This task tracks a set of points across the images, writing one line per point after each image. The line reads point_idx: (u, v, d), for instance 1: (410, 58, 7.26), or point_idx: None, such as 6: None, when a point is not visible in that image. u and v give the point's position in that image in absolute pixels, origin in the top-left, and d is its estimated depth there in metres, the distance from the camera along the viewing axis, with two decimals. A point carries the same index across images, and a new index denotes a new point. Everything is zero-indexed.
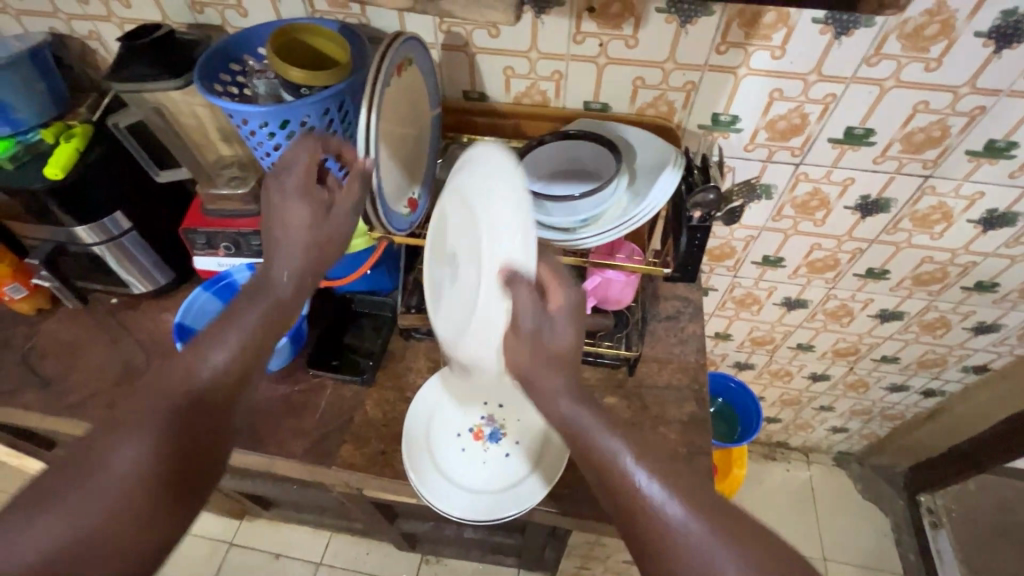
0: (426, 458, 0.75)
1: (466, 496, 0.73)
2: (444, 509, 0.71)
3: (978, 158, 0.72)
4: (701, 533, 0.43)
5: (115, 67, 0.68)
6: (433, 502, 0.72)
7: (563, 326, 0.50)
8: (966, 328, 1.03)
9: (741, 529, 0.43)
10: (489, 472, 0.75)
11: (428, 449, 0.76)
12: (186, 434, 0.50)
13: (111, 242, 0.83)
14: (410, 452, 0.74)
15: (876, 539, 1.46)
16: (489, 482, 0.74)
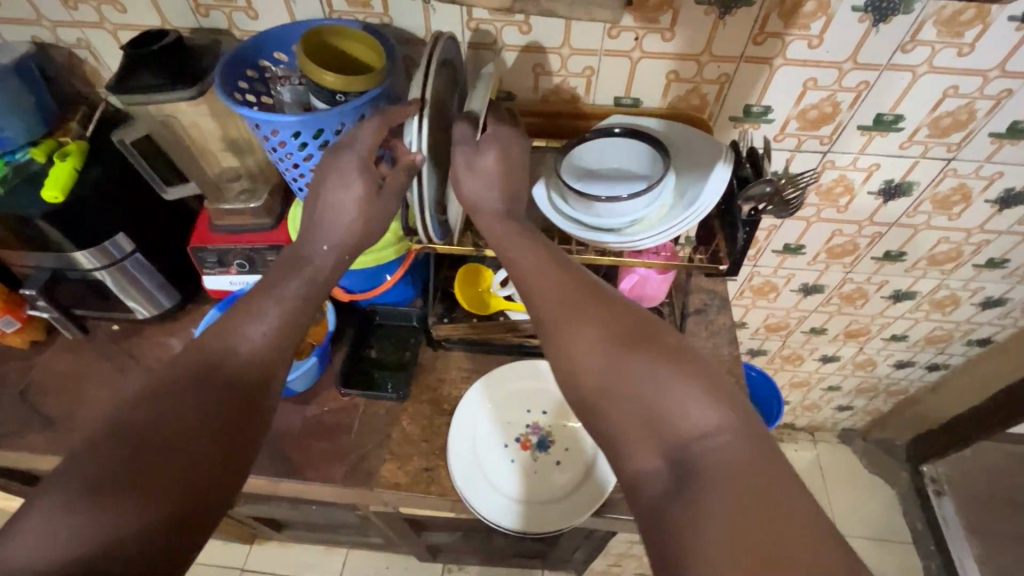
0: (466, 453, 0.75)
1: (496, 501, 0.72)
2: (473, 505, 0.71)
3: (1001, 139, 0.74)
4: (572, 306, 0.50)
5: (120, 77, 0.63)
6: (464, 495, 0.71)
7: (486, 153, 0.58)
8: (975, 303, 1.06)
9: (608, 309, 0.49)
10: (541, 481, 0.74)
11: (471, 444, 0.75)
12: (204, 419, 0.48)
13: (114, 266, 0.78)
14: (458, 470, 0.73)
15: (886, 512, 1.51)
16: (542, 493, 0.74)
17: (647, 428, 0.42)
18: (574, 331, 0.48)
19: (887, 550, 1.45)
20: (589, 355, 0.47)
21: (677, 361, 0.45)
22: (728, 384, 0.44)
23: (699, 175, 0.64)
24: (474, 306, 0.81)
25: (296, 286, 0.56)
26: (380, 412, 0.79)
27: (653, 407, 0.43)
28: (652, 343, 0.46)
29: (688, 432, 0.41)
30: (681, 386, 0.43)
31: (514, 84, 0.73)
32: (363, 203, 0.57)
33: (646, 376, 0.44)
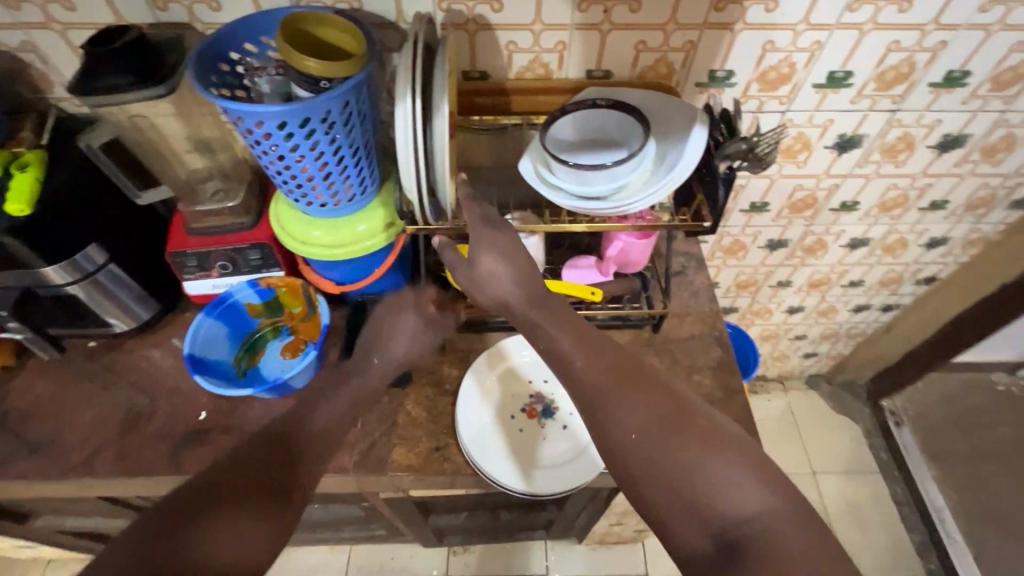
0: (472, 416, 0.78)
1: (500, 460, 0.75)
2: (478, 462, 0.74)
3: (938, 88, 0.80)
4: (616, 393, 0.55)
5: (84, 77, 0.60)
6: (469, 454, 0.74)
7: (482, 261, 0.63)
8: (921, 244, 1.15)
9: (646, 391, 0.55)
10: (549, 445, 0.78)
11: (475, 408, 0.79)
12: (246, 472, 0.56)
13: (87, 279, 0.74)
14: (469, 438, 0.76)
15: (854, 447, 1.63)
16: (551, 455, 0.77)
17: (696, 514, 0.49)
18: (623, 416, 0.54)
19: (858, 482, 1.57)
20: (636, 442, 0.53)
21: (717, 444, 0.51)
22: (762, 458, 0.51)
23: (678, 140, 0.67)
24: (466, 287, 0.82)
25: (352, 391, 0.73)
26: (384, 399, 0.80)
27: (699, 494, 0.49)
28: (692, 431, 0.52)
29: (731, 512, 0.48)
30: (721, 467, 0.50)
31: (488, 64, 0.74)
32: (413, 333, 0.78)
33: (690, 460, 0.50)
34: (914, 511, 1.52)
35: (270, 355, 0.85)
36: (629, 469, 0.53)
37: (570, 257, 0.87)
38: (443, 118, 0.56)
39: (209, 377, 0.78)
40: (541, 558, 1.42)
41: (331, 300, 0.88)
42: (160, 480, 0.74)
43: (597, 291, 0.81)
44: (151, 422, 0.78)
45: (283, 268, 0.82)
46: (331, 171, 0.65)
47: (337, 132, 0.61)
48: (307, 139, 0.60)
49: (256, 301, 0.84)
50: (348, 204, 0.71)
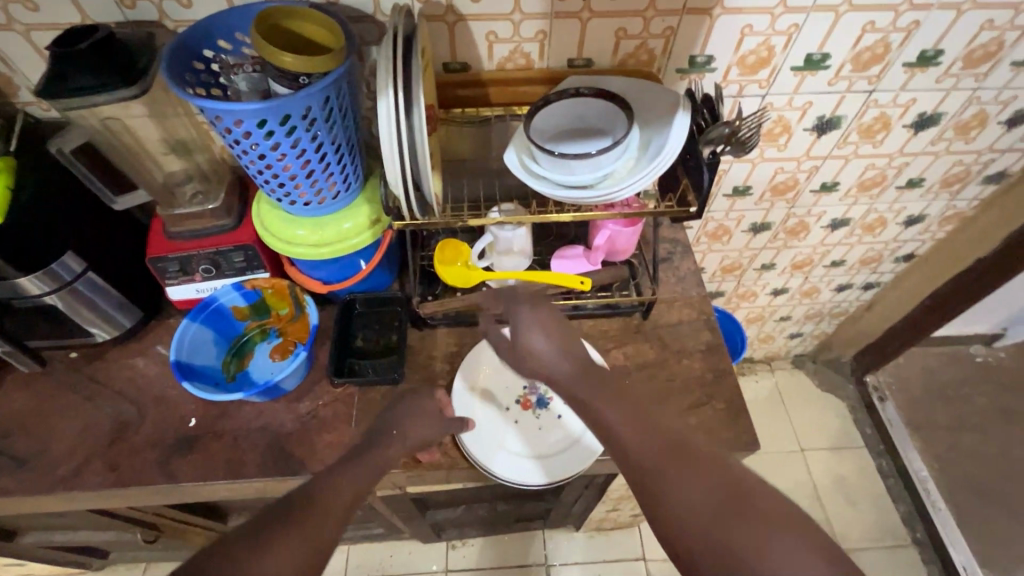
0: (469, 413, 0.78)
1: (500, 455, 0.76)
2: (479, 459, 0.74)
3: (913, 68, 0.82)
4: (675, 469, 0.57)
5: (52, 79, 0.58)
6: (469, 453, 0.74)
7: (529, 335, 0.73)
8: (899, 222, 1.17)
9: (704, 470, 0.57)
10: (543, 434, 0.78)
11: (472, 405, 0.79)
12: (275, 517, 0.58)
13: (65, 289, 0.72)
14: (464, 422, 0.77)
15: (840, 423, 1.66)
16: (545, 445, 0.78)
17: None
18: (679, 490, 0.56)
19: (845, 457, 1.61)
20: (689, 514, 0.54)
21: (773, 522, 0.51)
22: (822, 538, 0.50)
23: (661, 126, 0.68)
24: (457, 282, 0.81)
25: (392, 448, 0.69)
26: (377, 398, 0.79)
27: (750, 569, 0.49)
28: (748, 509, 0.53)
29: None
30: (778, 548, 0.50)
31: (468, 56, 0.74)
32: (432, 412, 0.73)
33: (742, 536, 0.51)
34: (899, 482, 1.57)
35: (258, 358, 0.84)
36: (680, 538, 0.54)
37: (557, 247, 0.88)
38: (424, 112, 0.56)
39: (197, 383, 0.77)
40: (539, 547, 1.44)
41: (318, 300, 0.87)
42: (152, 490, 0.73)
43: (586, 281, 0.80)
44: (139, 432, 0.77)
45: (268, 270, 0.81)
46: (314, 169, 0.64)
47: (319, 129, 0.61)
48: (288, 136, 0.59)
49: (241, 304, 0.83)
50: (332, 202, 0.70)
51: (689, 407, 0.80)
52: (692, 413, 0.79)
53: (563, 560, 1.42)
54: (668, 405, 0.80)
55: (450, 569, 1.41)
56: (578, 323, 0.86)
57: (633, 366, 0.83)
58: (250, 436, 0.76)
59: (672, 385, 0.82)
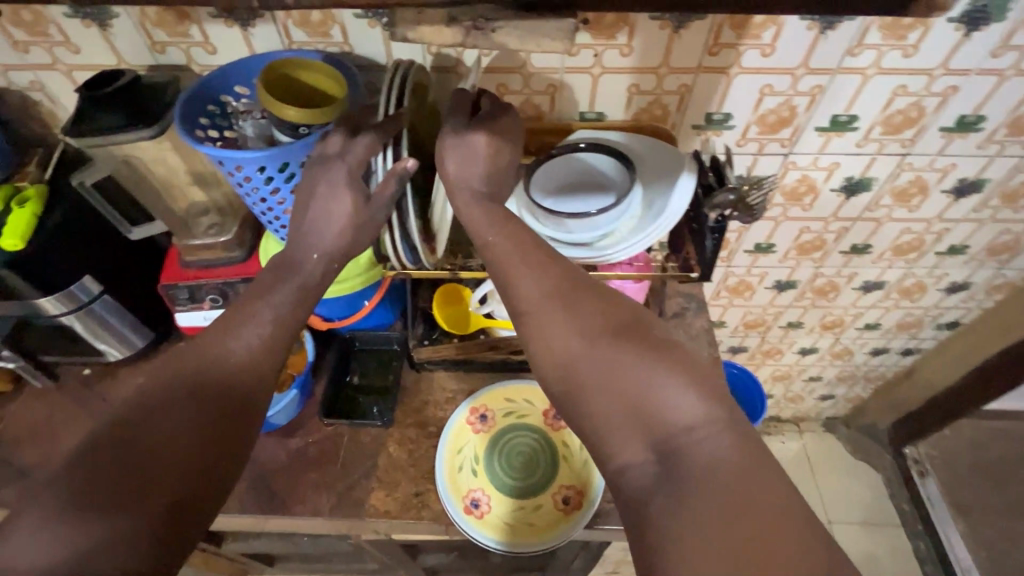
0: (445, 469, 0.74)
1: (475, 521, 0.72)
2: (456, 520, 0.71)
3: (950, 133, 0.77)
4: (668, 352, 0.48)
5: (79, 119, 0.62)
6: (446, 507, 0.72)
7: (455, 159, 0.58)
8: (941, 288, 1.09)
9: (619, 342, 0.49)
10: (516, 503, 0.75)
11: (453, 464, 0.75)
12: (142, 426, 0.46)
13: (81, 310, 0.75)
14: (439, 472, 0.74)
15: (873, 496, 1.54)
16: (513, 514, 0.74)
17: (643, 434, 0.45)
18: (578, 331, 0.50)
19: (877, 535, 1.49)
20: (598, 356, 0.49)
21: (665, 364, 0.47)
22: None
23: (665, 187, 0.66)
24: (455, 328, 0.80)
25: (284, 292, 0.56)
26: (366, 439, 0.78)
27: (651, 411, 0.45)
28: (640, 342, 0.49)
29: (668, 417, 0.45)
30: (661, 385, 0.46)
31: None
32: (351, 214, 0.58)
33: (637, 377, 0.47)
34: (939, 570, 1.42)
35: None
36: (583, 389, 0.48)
37: None
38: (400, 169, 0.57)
39: None
40: None
41: (321, 335, 0.87)
42: None
43: None
44: None
45: None
46: None
47: None
48: (287, 182, 0.61)
49: None
50: None
51: None
52: None
53: None
54: None
55: None
56: None
57: None
58: None
59: None
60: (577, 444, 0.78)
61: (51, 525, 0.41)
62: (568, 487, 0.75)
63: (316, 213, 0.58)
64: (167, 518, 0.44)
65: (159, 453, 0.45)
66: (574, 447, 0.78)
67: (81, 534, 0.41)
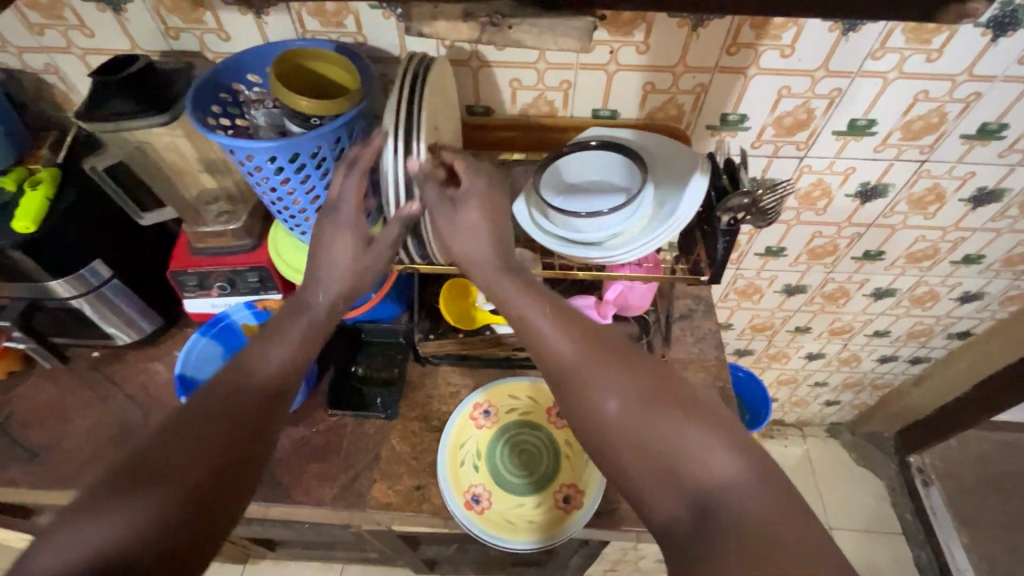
0: (446, 464, 0.75)
1: (474, 515, 0.72)
2: (456, 515, 0.72)
3: (971, 140, 0.75)
4: (714, 416, 0.46)
5: (91, 103, 0.62)
6: (447, 503, 0.72)
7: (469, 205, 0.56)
8: (954, 298, 1.08)
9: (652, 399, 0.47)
10: (517, 500, 0.75)
11: (454, 459, 0.76)
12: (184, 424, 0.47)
13: (91, 293, 0.76)
14: (441, 466, 0.74)
15: (876, 503, 1.53)
16: (514, 511, 0.74)
17: (677, 495, 0.44)
18: (609, 389, 0.48)
19: (878, 542, 1.48)
20: (630, 416, 0.47)
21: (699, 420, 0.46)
22: None
23: (677, 187, 0.65)
24: (460, 323, 0.80)
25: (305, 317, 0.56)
26: (369, 431, 0.79)
27: (684, 471, 0.44)
28: (672, 398, 0.47)
29: (703, 476, 0.43)
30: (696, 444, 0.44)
31: (491, 99, 0.74)
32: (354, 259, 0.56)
33: (670, 435, 0.45)
34: None
35: None
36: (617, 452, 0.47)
37: (569, 295, 0.84)
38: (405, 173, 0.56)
39: None
40: None
41: (327, 326, 0.88)
42: None
43: None
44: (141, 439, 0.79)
45: (281, 292, 0.83)
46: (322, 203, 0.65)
47: (328, 167, 0.61)
48: (297, 173, 0.60)
49: (252, 322, 0.85)
50: None
51: None
52: None
53: None
54: None
55: None
56: None
57: None
58: None
59: None
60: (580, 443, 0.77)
61: (97, 513, 0.41)
62: (568, 486, 0.75)
63: (338, 252, 0.56)
64: (186, 509, 0.44)
65: (199, 448, 0.46)
66: (577, 446, 0.77)
67: (125, 522, 0.41)
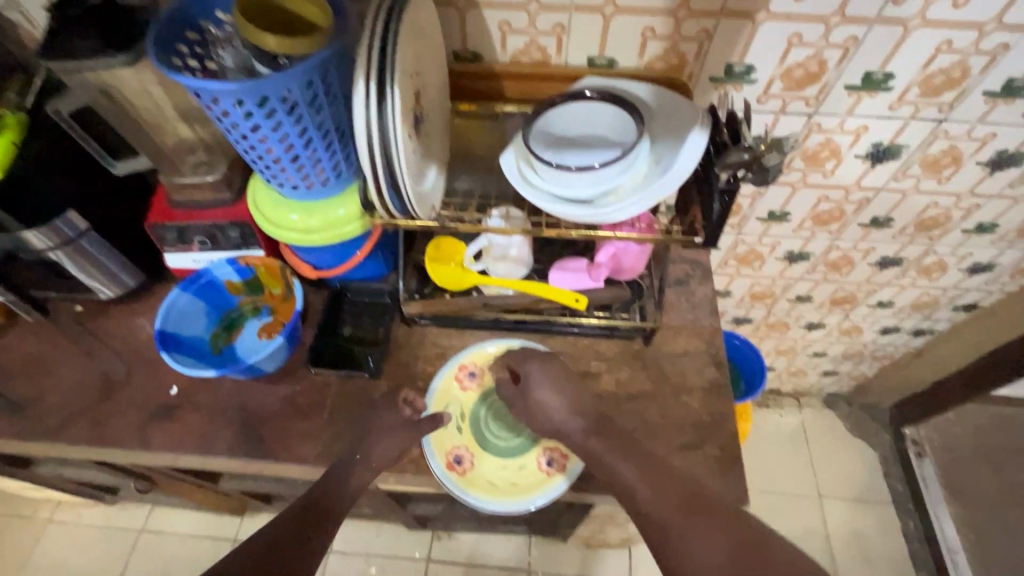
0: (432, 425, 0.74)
1: (457, 478, 0.72)
2: (440, 476, 0.71)
3: (995, 98, 0.70)
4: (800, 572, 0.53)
5: (51, 41, 0.59)
6: (431, 465, 0.72)
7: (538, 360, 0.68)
8: (962, 269, 1.04)
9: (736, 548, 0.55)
10: (500, 462, 0.74)
11: (440, 419, 0.75)
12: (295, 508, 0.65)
13: (68, 245, 0.74)
14: (425, 427, 0.74)
15: (869, 473, 1.53)
16: (496, 473, 0.74)
17: None
18: (694, 543, 0.57)
19: (868, 511, 1.48)
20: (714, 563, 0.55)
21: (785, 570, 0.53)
22: None
23: (674, 143, 0.61)
24: (449, 284, 0.78)
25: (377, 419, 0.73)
26: (353, 391, 0.78)
27: None
28: (759, 552, 0.55)
29: None
30: None
31: (480, 45, 0.69)
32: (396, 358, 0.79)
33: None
34: (924, 548, 1.43)
35: (246, 334, 0.84)
36: None
37: (559, 257, 0.81)
38: (389, 119, 0.52)
39: (178, 355, 0.77)
40: (523, 553, 1.41)
41: (312, 284, 0.86)
42: (127, 453, 0.75)
43: (581, 299, 0.76)
44: (124, 393, 0.78)
45: (263, 249, 0.80)
46: (299, 154, 0.62)
47: (301, 113, 0.58)
48: (267, 120, 0.57)
49: (236, 279, 0.82)
50: (322, 188, 0.67)
51: (677, 448, 0.74)
52: (679, 455, 0.73)
53: (545, 570, 1.39)
54: (654, 443, 0.74)
55: (432, 560, 1.41)
56: (574, 341, 0.82)
57: (623, 395, 0.78)
58: (225, 413, 0.77)
59: (663, 422, 0.76)
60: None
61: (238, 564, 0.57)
62: (554, 452, 0.74)
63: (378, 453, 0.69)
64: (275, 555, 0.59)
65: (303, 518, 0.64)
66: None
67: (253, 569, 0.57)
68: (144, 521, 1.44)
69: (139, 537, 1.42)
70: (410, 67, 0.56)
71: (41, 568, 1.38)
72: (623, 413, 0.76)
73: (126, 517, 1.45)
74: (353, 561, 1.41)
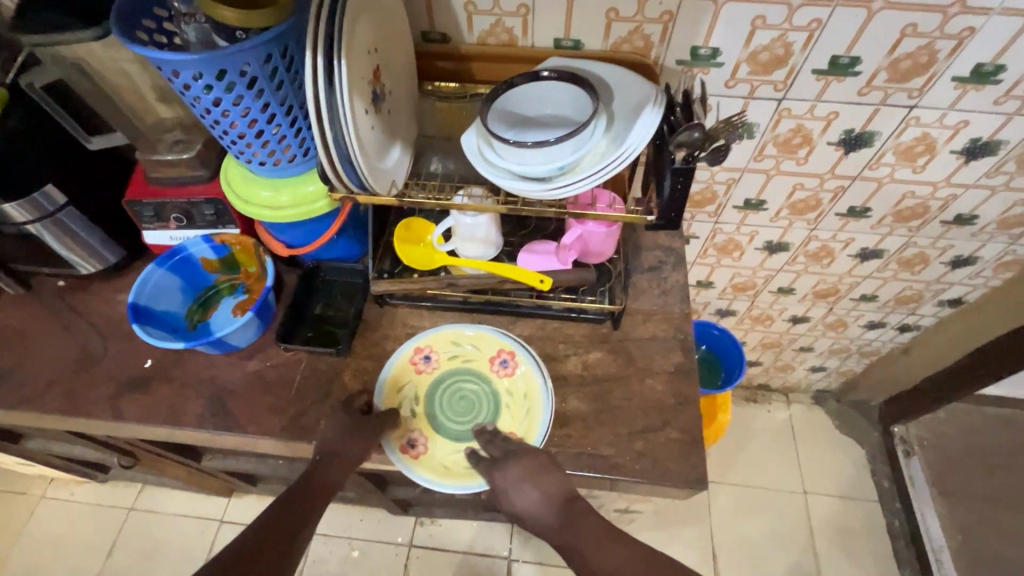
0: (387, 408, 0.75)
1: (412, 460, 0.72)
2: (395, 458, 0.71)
3: (964, 84, 0.70)
4: None
5: (24, 15, 0.60)
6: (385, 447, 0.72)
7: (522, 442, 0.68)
8: (944, 262, 1.03)
9: None
10: (454, 446, 0.74)
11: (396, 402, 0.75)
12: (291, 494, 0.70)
13: (47, 219, 0.76)
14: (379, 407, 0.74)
15: (856, 471, 1.52)
16: (450, 457, 0.73)
17: None
18: None
19: (854, 509, 1.47)
20: None
21: None
22: None
23: (629, 121, 0.61)
24: (417, 263, 0.79)
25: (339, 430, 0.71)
26: (321, 368, 0.79)
27: None
28: None
29: None
30: None
31: (448, 26, 0.70)
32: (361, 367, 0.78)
33: None
34: (909, 547, 1.41)
35: (221, 311, 0.86)
36: None
37: (530, 240, 0.83)
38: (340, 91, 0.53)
39: (151, 328, 0.78)
40: (505, 540, 1.42)
41: (287, 263, 0.87)
42: (99, 423, 0.76)
43: (546, 280, 0.77)
44: (100, 365, 0.80)
45: (238, 226, 0.82)
46: (263, 129, 0.63)
47: (262, 88, 0.59)
48: (228, 93, 0.58)
49: (211, 256, 0.84)
50: (290, 165, 0.69)
51: (640, 430, 0.74)
52: (641, 437, 0.73)
53: (526, 558, 1.40)
54: (617, 425, 0.74)
55: (415, 546, 1.42)
56: (542, 323, 0.82)
57: (589, 378, 0.78)
58: (196, 386, 0.78)
59: (626, 404, 0.76)
60: (522, 392, 0.76)
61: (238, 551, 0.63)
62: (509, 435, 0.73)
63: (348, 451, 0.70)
64: (269, 541, 0.65)
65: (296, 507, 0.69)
66: (518, 394, 0.75)
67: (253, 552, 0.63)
68: (134, 500, 1.47)
69: (128, 515, 1.45)
70: (364, 41, 0.57)
71: (35, 543, 1.42)
72: (587, 394, 0.77)
73: (117, 496, 1.48)
74: (337, 545, 1.42)
